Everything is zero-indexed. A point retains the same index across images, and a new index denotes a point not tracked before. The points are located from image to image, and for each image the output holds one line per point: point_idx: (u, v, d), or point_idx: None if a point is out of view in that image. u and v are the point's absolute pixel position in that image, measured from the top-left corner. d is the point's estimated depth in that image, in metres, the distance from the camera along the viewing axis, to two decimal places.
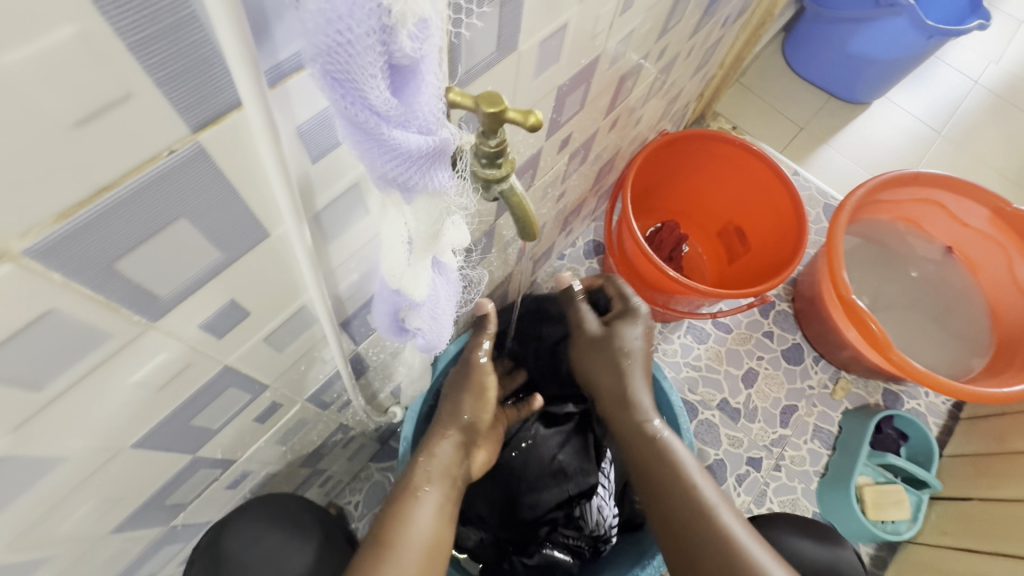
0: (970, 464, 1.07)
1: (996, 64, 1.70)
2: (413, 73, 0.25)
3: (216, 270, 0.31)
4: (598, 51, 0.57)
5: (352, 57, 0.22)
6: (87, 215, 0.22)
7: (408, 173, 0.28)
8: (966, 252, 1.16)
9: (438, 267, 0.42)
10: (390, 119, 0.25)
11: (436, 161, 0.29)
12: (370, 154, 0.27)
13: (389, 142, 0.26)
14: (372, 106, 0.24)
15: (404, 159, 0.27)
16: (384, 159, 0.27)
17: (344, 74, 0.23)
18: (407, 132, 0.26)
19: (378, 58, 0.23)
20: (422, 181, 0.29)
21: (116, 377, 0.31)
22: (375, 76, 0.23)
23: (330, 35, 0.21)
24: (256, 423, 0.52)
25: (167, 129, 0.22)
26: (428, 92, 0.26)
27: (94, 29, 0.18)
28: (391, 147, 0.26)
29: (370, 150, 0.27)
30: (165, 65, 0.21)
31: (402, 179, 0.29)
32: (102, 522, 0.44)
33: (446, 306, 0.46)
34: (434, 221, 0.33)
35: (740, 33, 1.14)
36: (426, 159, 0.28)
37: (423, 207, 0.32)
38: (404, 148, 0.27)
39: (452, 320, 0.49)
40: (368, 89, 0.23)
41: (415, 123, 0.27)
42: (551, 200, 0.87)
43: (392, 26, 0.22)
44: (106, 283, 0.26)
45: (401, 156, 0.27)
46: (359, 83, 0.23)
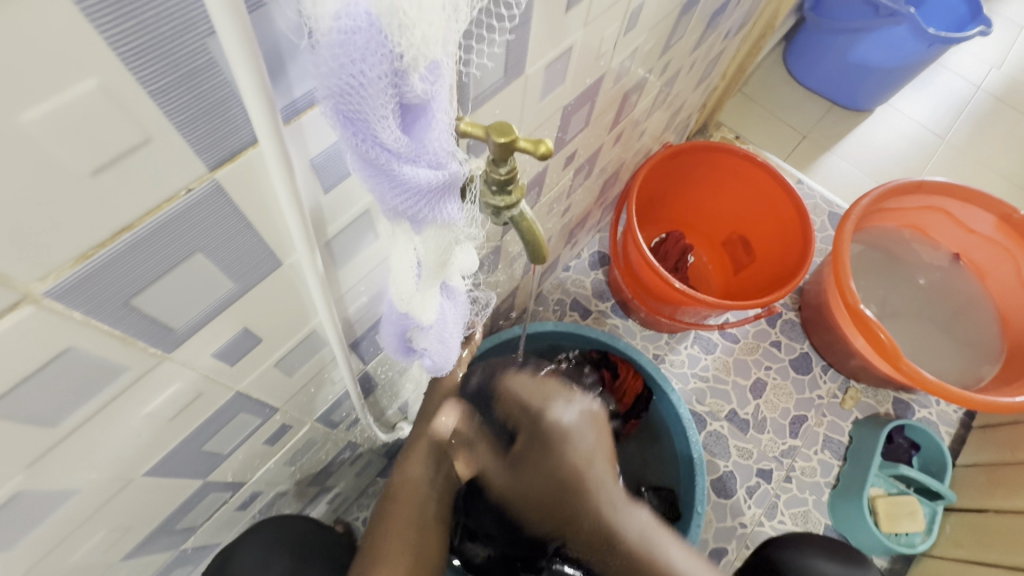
0: (985, 474, 1.06)
1: (998, 69, 1.70)
2: (424, 111, 0.26)
3: (229, 301, 0.31)
4: (603, 70, 0.58)
5: (364, 99, 0.22)
6: (107, 255, 0.23)
7: (417, 207, 0.28)
8: (974, 258, 1.15)
9: (447, 291, 0.42)
10: (400, 156, 0.26)
11: (447, 195, 0.29)
12: (380, 188, 0.27)
13: (399, 177, 0.26)
14: (383, 144, 0.25)
15: (414, 194, 0.27)
16: (394, 193, 0.27)
17: (356, 114, 0.23)
18: (417, 167, 0.27)
19: (390, 100, 0.23)
20: (431, 214, 0.29)
21: (129, 410, 0.31)
22: (386, 117, 0.24)
23: (343, 77, 0.22)
24: (266, 445, 0.52)
25: (186, 170, 0.23)
26: (438, 128, 0.26)
27: (117, 79, 0.18)
28: (402, 183, 0.27)
29: (381, 185, 0.27)
30: (184, 109, 0.21)
31: (411, 212, 0.29)
32: (114, 549, 0.44)
33: (454, 330, 0.46)
34: (442, 250, 0.33)
35: (741, 45, 1.15)
36: (437, 194, 0.28)
37: (432, 237, 0.32)
38: (413, 183, 0.27)
39: (459, 344, 0.48)
40: (380, 128, 0.24)
41: (425, 158, 0.27)
42: (556, 215, 0.87)
43: (405, 69, 0.22)
44: (123, 318, 0.26)
45: (412, 190, 0.27)
46: (370, 122, 0.23)
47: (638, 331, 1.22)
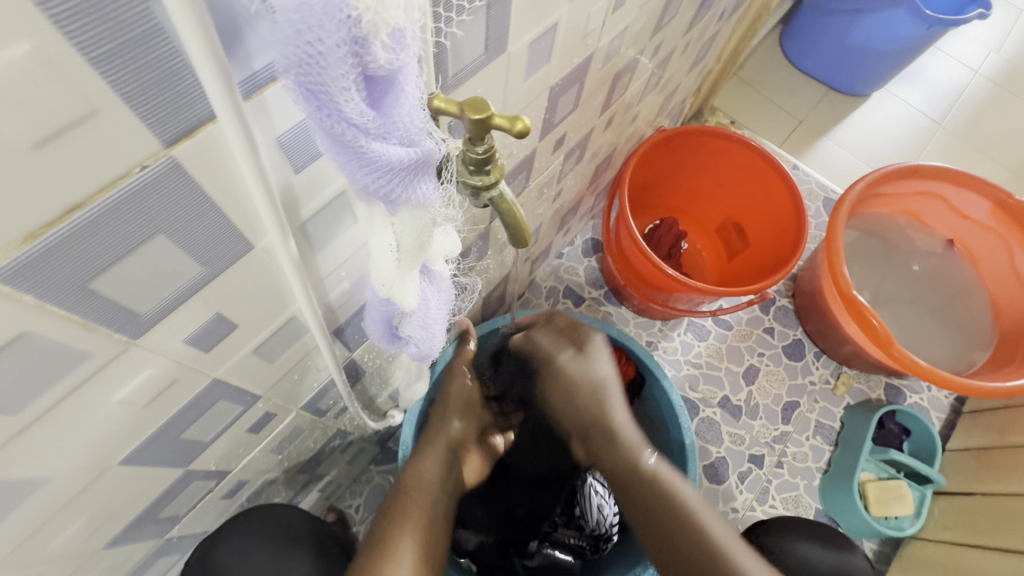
0: (973, 458, 1.07)
1: (996, 53, 1.69)
2: (392, 84, 0.24)
3: (199, 285, 0.30)
4: (591, 50, 0.56)
5: (323, 69, 0.21)
6: (59, 235, 0.22)
7: (391, 186, 0.27)
8: (968, 245, 1.15)
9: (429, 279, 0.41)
10: (368, 132, 0.25)
11: (420, 172, 0.28)
12: (349, 166, 0.26)
13: (368, 154, 0.25)
14: (348, 118, 0.23)
15: (385, 171, 0.26)
16: (364, 171, 0.26)
17: (317, 86, 0.22)
18: (387, 143, 0.26)
19: (351, 69, 0.22)
20: (405, 193, 0.28)
21: (98, 397, 0.31)
22: (349, 88, 0.22)
23: (298, 44, 0.20)
24: (250, 433, 0.51)
25: (138, 146, 0.22)
26: (408, 101, 0.25)
27: (52, 45, 0.17)
28: (371, 160, 0.26)
29: (349, 162, 0.26)
30: (132, 80, 0.20)
31: (383, 191, 0.28)
32: (95, 537, 0.43)
33: (438, 316, 0.45)
34: (419, 233, 0.32)
35: (737, 27, 1.13)
36: (409, 172, 0.27)
37: (407, 219, 0.31)
38: (383, 161, 0.26)
39: (444, 330, 0.48)
40: (343, 101, 0.23)
41: (395, 134, 0.26)
42: (547, 201, 0.86)
43: (366, 37, 0.21)
44: (83, 303, 0.25)
45: (382, 168, 0.26)
46: (331, 95, 0.22)
47: (632, 318, 1.21)
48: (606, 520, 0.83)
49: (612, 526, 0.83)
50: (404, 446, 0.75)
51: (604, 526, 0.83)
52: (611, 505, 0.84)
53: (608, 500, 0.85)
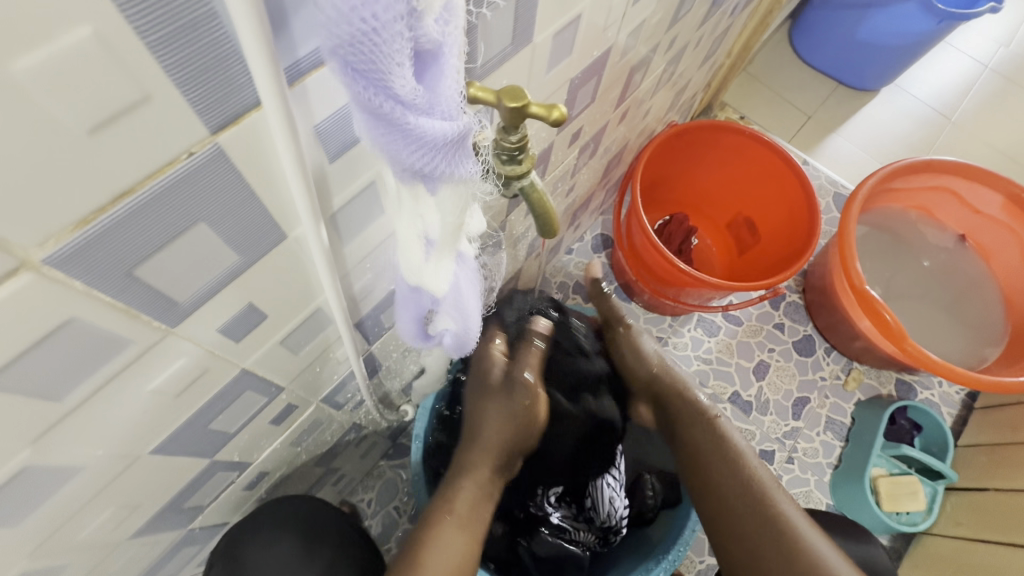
0: (985, 454, 1.06)
1: (1006, 47, 1.68)
2: (434, 58, 0.25)
3: (233, 275, 0.31)
4: (610, 43, 0.56)
5: (377, 45, 0.21)
6: (106, 221, 0.22)
7: (434, 164, 0.27)
8: (980, 240, 1.15)
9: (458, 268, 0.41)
10: (414, 108, 0.24)
11: (461, 148, 0.28)
12: (394, 147, 0.26)
13: (414, 131, 0.25)
14: (397, 95, 0.23)
15: (429, 150, 0.26)
16: (410, 150, 0.26)
17: (368, 65, 0.22)
18: (432, 119, 0.25)
19: (405, 43, 0.22)
20: (447, 170, 0.28)
21: (134, 386, 0.31)
22: (401, 63, 0.22)
23: (353, 20, 0.20)
24: (271, 426, 0.52)
25: (185, 133, 0.22)
26: (450, 76, 0.25)
27: (112, 29, 0.17)
28: (416, 136, 0.25)
29: (395, 143, 0.26)
30: (183, 65, 0.20)
31: (427, 169, 0.28)
32: (122, 528, 0.43)
33: (472, 303, 0.44)
34: (457, 210, 0.32)
35: (748, 21, 1.12)
36: (452, 148, 0.27)
37: (446, 197, 0.31)
38: (428, 137, 0.26)
39: (478, 319, 0.47)
40: (394, 77, 0.22)
41: (438, 110, 0.26)
42: (560, 195, 0.86)
43: (417, 7, 0.22)
44: (126, 289, 0.25)
45: (427, 145, 0.26)
46: (383, 70, 0.22)
47: (642, 314, 1.21)
48: (617, 512, 0.83)
49: (622, 518, 0.83)
50: (418, 440, 0.74)
51: (613, 517, 0.83)
52: (621, 498, 0.83)
53: (618, 492, 0.84)
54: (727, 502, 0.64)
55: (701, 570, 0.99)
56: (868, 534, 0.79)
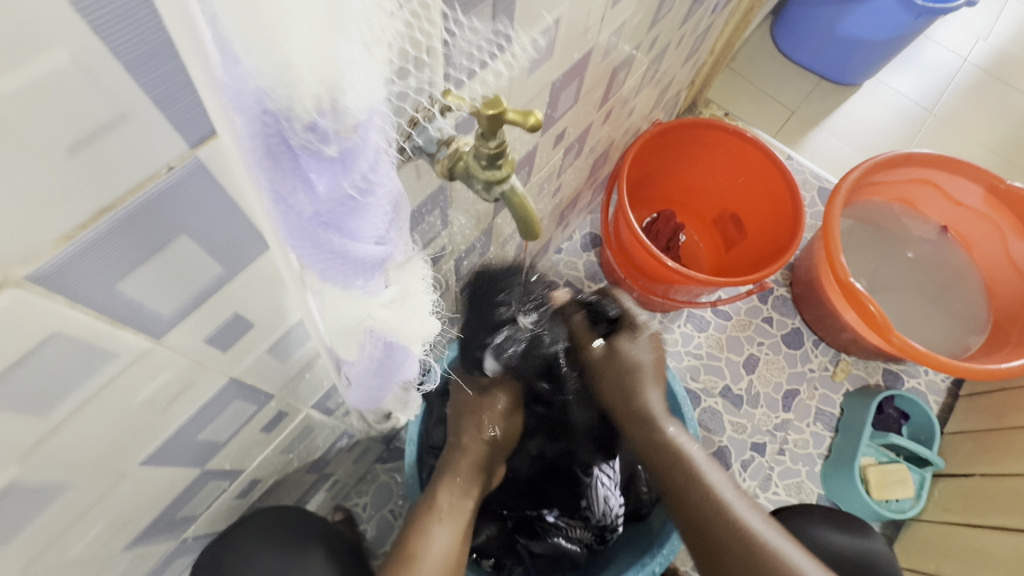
0: (971, 440, 1.08)
1: (985, 40, 1.70)
2: (364, 195, 0.25)
3: (217, 286, 0.31)
4: (590, 45, 0.57)
5: (282, 164, 0.23)
6: (89, 237, 0.22)
7: (341, 271, 0.29)
8: (962, 231, 1.17)
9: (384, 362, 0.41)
10: (325, 226, 0.26)
11: (373, 263, 0.29)
12: (307, 250, 0.28)
13: (324, 242, 0.27)
14: (311, 215, 0.25)
15: (338, 259, 0.28)
16: (320, 255, 0.28)
17: (282, 187, 0.24)
18: (343, 239, 0.27)
19: (311, 170, 0.23)
20: (354, 277, 0.29)
21: (120, 399, 0.31)
22: (307, 185, 0.24)
23: (258, 150, 0.22)
24: (262, 433, 0.52)
25: (166, 147, 0.22)
26: (374, 209, 0.26)
27: (87, 52, 0.18)
28: (330, 249, 0.27)
29: (307, 246, 0.27)
30: (161, 83, 0.20)
31: (337, 274, 0.29)
32: (114, 540, 0.44)
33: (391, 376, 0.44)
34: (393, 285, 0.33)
35: (729, 19, 1.14)
36: (361, 263, 0.28)
37: (396, 276, 0.33)
38: (336, 250, 0.27)
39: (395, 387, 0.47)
40: (297, 195, 0.24)
41: (365, 235, 0.27)
42: (547, 196, 0.87)
43: (329, 153, 0.23)
44: (111, 303, 0.25)
45: (335, 255, 0.27)
46: (294, 194, 0.24)
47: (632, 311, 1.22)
48: (612, 510, 0.84)
49: (617, 516, 0.84)
50: (412, 443, 0.75)
51: (609, 516, 0.85)
52: (615, 497, 0.84)
53: (613, 491, 0.85)
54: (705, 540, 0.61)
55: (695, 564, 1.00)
56: (871, 528, 0.80)
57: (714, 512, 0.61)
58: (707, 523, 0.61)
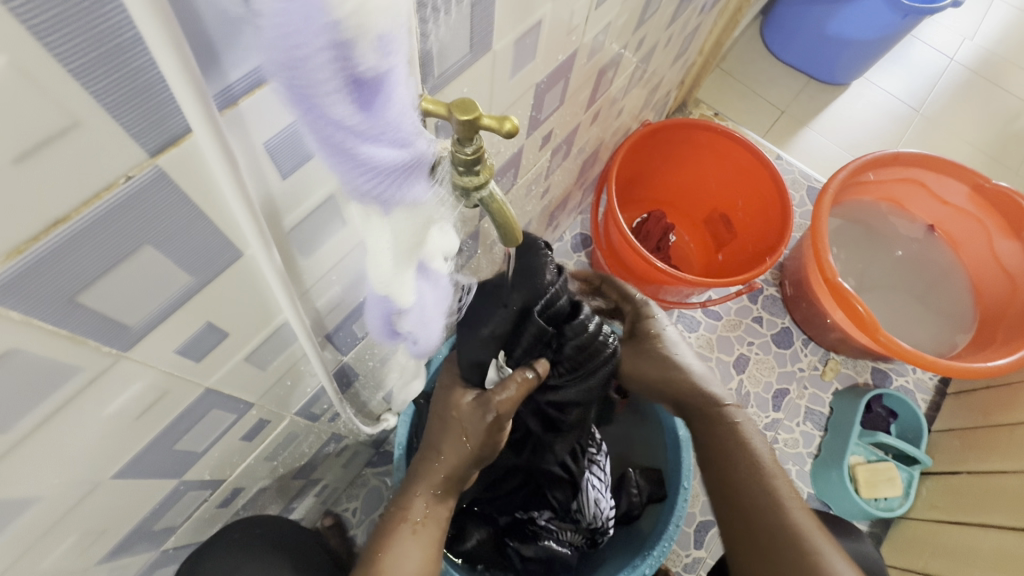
0: (958, 438, 1.09)
1: (971, 40, 1.72)
2: (382, 92, 0.24)
3: (187, 297, 0.30)
4: (575, 46, 0.56)
5: (310, 79, 0.21)
6: (43, 250, 0.21)
7: (383, 186, 0.28)
8: (949, 230, 1.18)
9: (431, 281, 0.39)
10: (361, 136, 0.25)
11: (409, 174, 0.29)
12: (345, 172, 0.27)
13: (361, 157, 0.26)
14: (338, 122, 0.23)
15: (377, 172, 0.27)
16: (360, 174, 0.27)
17: (308, 97, 0.22)
18: (379, 145, 0.26)
19: (341, 81, 0.22)
20: (397, 193, 0.30)
21: (87, 412, 0.30)
22: (340, 98, 0.22)
23: (285, 50, 0.20)
24: (243, 441, 0.51)
25: (123, 156, 0.21)
26: (397, 105, 0.25)
27: (28, 57, 0.17)
28: (370, 161, 0.26)
29: (344, 167, 0.26)
30: (113, 89, 0.19)
31: (377, 192, 0.29)
32: (88, 554, 0.43)
33: (435, 312, 0.43)
34: (415, 234, 0.34)
35: (718, 19, 1.14)
36: (399, 173, 0.28)
37: (400, 219, 0.32)
38: (376, 162, 0.27)
39: (442, 325, 0.46)
40: (334, 110, 0.23)
41: (386, 135, 0.26)
42: (535, 197, 0.86)
43: (352, 48, 0.21)
44: (71, 316, 0.25)
45: (375, 168, 0.27)
46: (322, 101, 0.22)
47: None
48: (603, 513, 0.83)
49: (608, 519, 0.83)
50: (400, 447, 0.74)
51: (600, 519, 0.83)
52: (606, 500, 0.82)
53: (604, 493, 0.83)
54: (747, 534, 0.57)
55: (686, 564, 1.00)
56: (856, 530, 0.81)
57: (767, 509, 0.56)
58: (755, 515, 0.56)
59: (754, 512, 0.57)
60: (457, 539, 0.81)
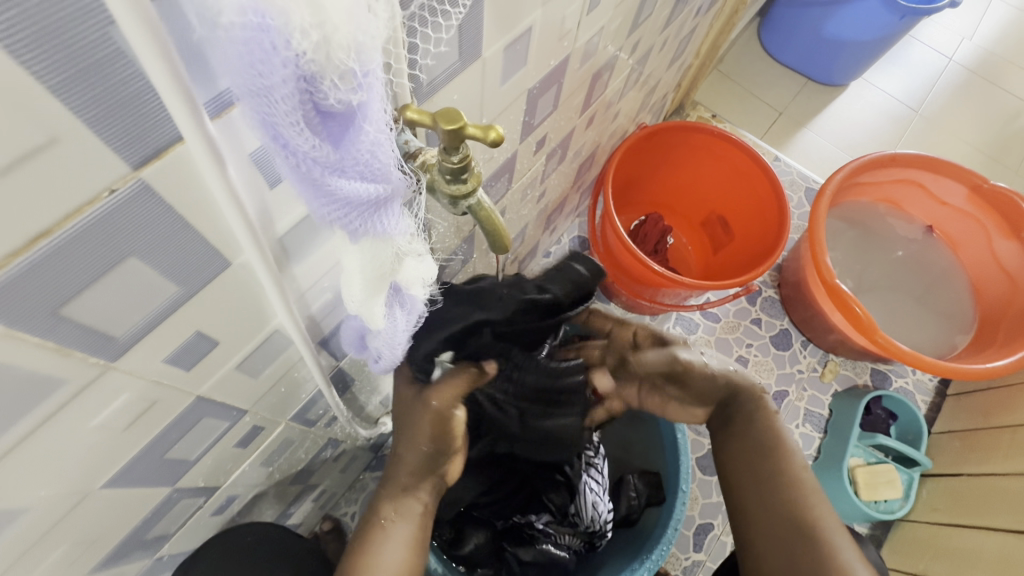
0: (959, 439, 1.09)
1: (969, 40, 1.72)
2: (351, 120, 0.24)
3: (176, 306, 0.30)
4: (568, 51, 0.56)
5: (272, 106, 0.21)
6: (24, 264, 0.21)
7: (347, 215, 0.27)
8: (947, 230, 1.17)
9: (403, 300, 0.39)
10: (324, 165, 0.24)
11: (376, 204, 0.28)
12: (308, 197, 0.26)
13: (324, 186, 0.25)
14: (304, 152, 0.23)
15: (341, 203, 0.27)
16: (322, 202, 0.26)
17: (268, 123, 0.22)
18: (343, 176, 0.25)
19: (303, 106, 0.22)
20: (361, 221, 0.28)
21: (75, 423, 0.30)
22: (302, 124, 0.22)
23: (251, 78, 0.20)
24: (237, 449, 0.51)
25: (104, 170, 0.21)
26: (366, 137, 0.25)
27: (4, 75, 0.17)
28: (331, 191, 0.26)
29: (308, 193, 0.26)
30: (94, 104, 0.19)
31: (342, 221, 0.28)
32: (81, 563, 0.43)
33: (404, 338, 0.43)
34: (382, 261, 0.32)
35: (714, 22, 1.14)
36: (365, 204, 0.27)
37: (370, 248, 0.30)
38: (339, 193, 0.26)
39: (406, 349, 0.46)
40: (295, 136, 0.23)
41: (357, 169, 0.26)
42: (531, 201, 0.86)
43: (315, 75, 0.21)
44: (55, 329, 0.25)
45: (338, 199, 0.26)
46: (286, 130, 0.22)
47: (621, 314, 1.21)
48: (601, 517, 0.82)
49: (606, 522, 0.82)
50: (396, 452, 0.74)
51: (598, 522, 0.82)
52: (605, 504, 0.82)
53: (602, 496, 0.83)
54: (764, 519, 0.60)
55: (685, 567, 1.00)
56: (854, 532, 0.81)
57: (785, 502, 0.59)
58: (774, 504, 0.60)
59: (774, 498, 0.60)
60: (455, 543, 0.80)
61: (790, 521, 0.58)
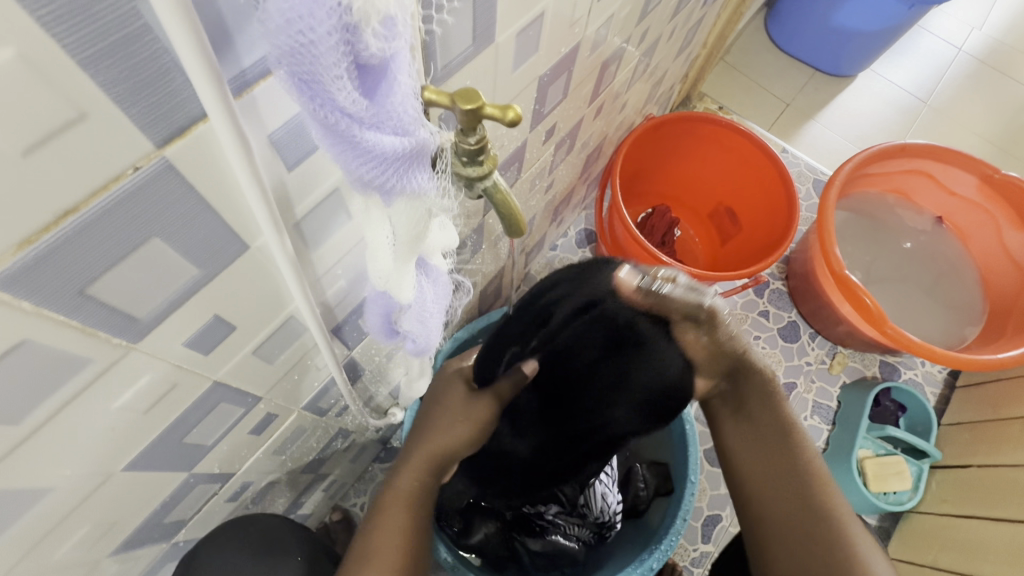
0: (969, 431, 1.08)
1: (979, 30, 1.70)
2: (384, 72, 0.24)
3: (194, 289, 0.30)
4: (578, 38, 0.56)
5: (315, 58, 0.21)
6: (53, 240, 0.22)
7: (385, 176, 0.27)
8: (957, 221, 1.16)
9: (426, 267, 0.41)
10: (362, 122, 0.24)
11: (414, 162, 0.28)
12: (345, 158, 0.26)
13: (362, 144, 0.25)
14: (342, 107, 0.23)
15: (379, 162, 0.26)
16: (360, 163, 0.26)
17: (311, 77, 0.22)
18: (381, 134, 0.25)
19: (343, 58, 0.22)
20: (399, 183, 0.28)
21: (98, 404, 0.31)
22: (342, 78, 0.22)
23: (294, 34, 0.20)
24: (251, 436, 0.51)
25: (131, 146, 0.21)
26: (399, 91, 0.25)
27: (36, 49, 0.17)
28: (369, 151, 0.25)
29: (345, 154, 0.26)
30: (121, 81, 0.20)
31: (380, 182, 0.27)
32: (99, 546, 0.43)
33: (434, 311, 0.44)
34: (414, 223, 0.32)
35: (722, 12, 1.13)
36: (403, 162, 0.27)
37: (402, 209, 0.30)
38: (377, 150, 0.25)
39: (440, 325, 0.46)
40: (336, 90, 0.22)
41: (389, 124, 0.26)
42: (539, 192, 0.86)
43: (357, 26, 0.22)
44: (80, 308, 0.25)
45: (377, 158, 0.26)
46: (327, 83, 0.22)
47: None
48: (610, 508, 0.82)
49: (615, 514, 0.82)
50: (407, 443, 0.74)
51: (607, 513, 0.82)
52: (614, 496, 0.81)
53: (611, 488, 0.82)
54: (784, 545, 0.51)
55: (693, 558, 1.00)
56: None
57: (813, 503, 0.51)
58: (798, 507, 0.51)
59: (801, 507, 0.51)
60: (464, 534, 0.82)
61: (820, 528, 0.50)
